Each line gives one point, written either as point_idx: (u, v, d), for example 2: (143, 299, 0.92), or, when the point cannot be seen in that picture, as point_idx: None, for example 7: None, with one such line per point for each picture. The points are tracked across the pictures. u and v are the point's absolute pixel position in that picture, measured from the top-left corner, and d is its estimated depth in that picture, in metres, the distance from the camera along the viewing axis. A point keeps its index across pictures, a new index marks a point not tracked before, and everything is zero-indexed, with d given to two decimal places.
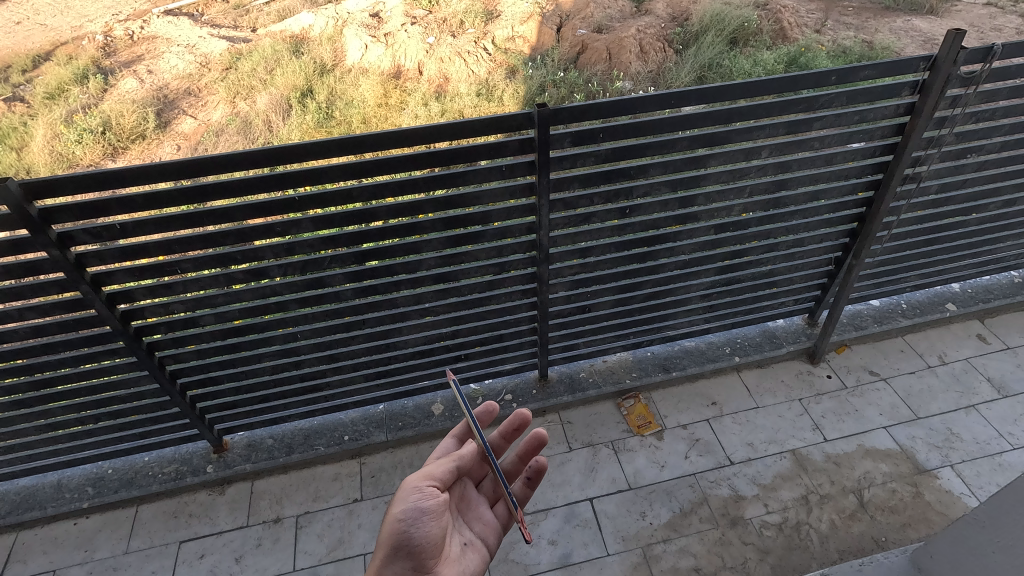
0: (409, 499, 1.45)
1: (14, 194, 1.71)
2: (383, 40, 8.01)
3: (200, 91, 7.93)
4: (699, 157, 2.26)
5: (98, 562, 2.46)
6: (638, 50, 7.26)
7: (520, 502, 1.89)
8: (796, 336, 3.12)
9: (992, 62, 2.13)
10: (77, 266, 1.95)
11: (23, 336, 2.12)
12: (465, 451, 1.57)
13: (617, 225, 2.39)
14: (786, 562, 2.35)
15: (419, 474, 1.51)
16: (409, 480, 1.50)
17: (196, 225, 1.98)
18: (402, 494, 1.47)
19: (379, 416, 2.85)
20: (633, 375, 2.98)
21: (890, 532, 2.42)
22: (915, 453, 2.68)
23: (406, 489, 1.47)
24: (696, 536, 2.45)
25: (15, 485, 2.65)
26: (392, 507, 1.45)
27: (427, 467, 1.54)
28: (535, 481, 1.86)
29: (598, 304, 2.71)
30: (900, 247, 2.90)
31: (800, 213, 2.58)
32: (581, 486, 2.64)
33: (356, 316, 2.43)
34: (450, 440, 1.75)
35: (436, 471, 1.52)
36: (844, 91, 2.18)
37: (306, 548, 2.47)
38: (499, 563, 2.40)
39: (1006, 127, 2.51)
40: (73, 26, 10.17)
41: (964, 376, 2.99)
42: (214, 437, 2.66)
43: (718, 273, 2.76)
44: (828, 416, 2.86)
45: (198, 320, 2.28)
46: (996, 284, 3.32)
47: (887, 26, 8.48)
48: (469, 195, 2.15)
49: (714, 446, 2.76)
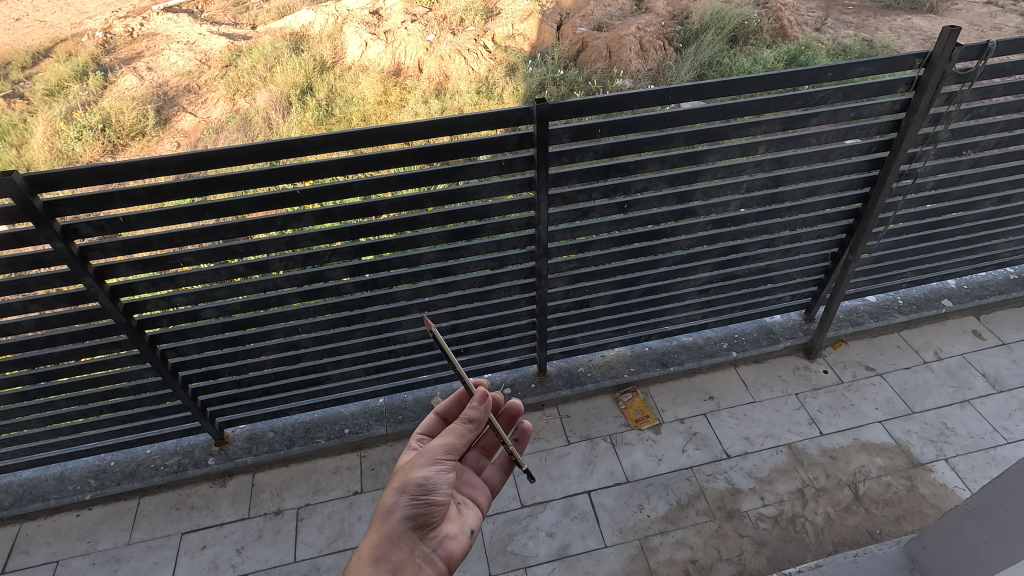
0: (430, 468, 1.46)
1: (18, 187, 1.72)
2: (383, 38, 8.03)
3: (200, 88, 7.94)
4: (697, 152, 2.28)
5: (100, 553, 2.48)
6: (638, 48, 7.27)
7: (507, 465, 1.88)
8: (793, 332, 3.14)
9: (986, 59, 2.14)
10: (81, 258, 1.97)
11: (27, 329, 2.15)
12: (480, 417, 1.52)
13: (616, 220, 2.42)
14: (781, 554, 2.38)
15: (438, 443, 1.49)
16: (427, 448, 1.49)
17: (197, 218, 2.00)
18: (421, 460, 1.47)
19: (379, 410, 2.87)
20: (631, 370, 3.00)
21: (885, 524, 2.45)
22: (910, 447, 2.71)
23: (426, 458, 1.47)
24: (693, 528, 2.47)
25: (18, 477, 2.67)
26: (409, 472, 1.45)
27: (444, 432, 1.51)
28: (522, 443, 1.88)
29: (596, 299, 2.74)
30: (896, 244, 2.92)
31: (797, 209, 2.61)
32: (579, 479, 2.66)
33: (355, 310, 2.45)
34: (433, 417, 1.80)
35: (456, 441, 1.50)
36: (841, 87, 2.19)
37: (307, 539, 2.49)
38: (498, 554, 2.42)
39: (1002, 124, 2.53)
40: (72, 23, 10.16)
41: (959, 371, 3.02)
42: (216, 430, 2.69)
43: (715, 268, 2.78)
44: (824, 410, 2.88)
45: (200, 313, 2.31)
46: (992, 281, 3.34)
47: (887, 25, 8.49)
48: (469, 189, 2.17)
49: (711, 440, 2.78)
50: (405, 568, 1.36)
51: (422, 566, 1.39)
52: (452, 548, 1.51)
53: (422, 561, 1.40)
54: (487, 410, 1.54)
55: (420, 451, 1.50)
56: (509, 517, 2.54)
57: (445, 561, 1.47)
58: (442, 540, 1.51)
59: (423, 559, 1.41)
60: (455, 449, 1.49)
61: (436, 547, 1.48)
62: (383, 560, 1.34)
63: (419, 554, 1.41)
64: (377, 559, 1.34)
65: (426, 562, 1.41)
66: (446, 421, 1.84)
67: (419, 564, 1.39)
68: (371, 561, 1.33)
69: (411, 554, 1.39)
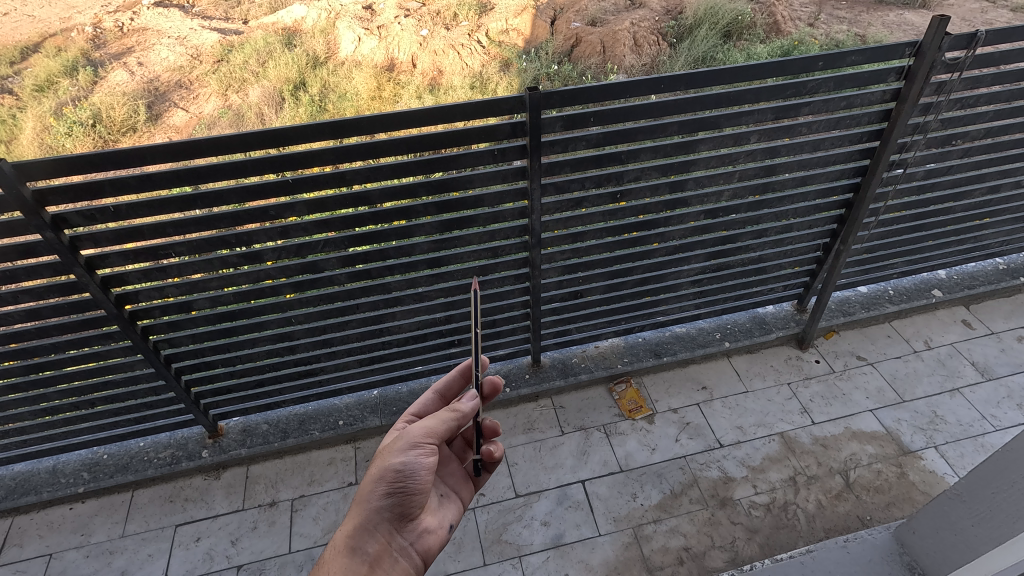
0: (408, 453, 1.39)
1: (8, 177, 1.71)
2: (376, 33, 7.98)
3: (192, 83, 7.89)
4: (689, 142, 2.29)
5: (94, 546, 2.48)
6: (632, 42, 7.26)
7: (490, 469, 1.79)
8: (785, 322, 3.17)
9: (975, 48, 2.16)
10: (71, 248, 1.96)
11: (18, 320, 2.14)
12: (466, 410, 1.46)
13: (610, 210, 2.43)
14: (773, 541, 2.40)
15: (417, 427, 1.43)
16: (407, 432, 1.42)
17: (188, 207, 1.98)
18: (398, 445, 1.41)
19: (373, 401, 2.88)
20: (624, 361, 3.02)
21: (876, 511, 2.47)
22: (900, 435, 2.73)
23: (403, 443, 1.41)
24: (686, 516, 2.49)
25: (11, 471, 2.66)
26: (387, 458, 1.39)
27: (427, 417, 1.46)
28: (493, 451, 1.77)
29: (589, 290, 2.75)
30: (887, 234, 2.95)
31: (789, 199, 2.62)
32: (573, 469, 2.68)
33: (349, 300, 2.45)
34: (432, 396, 1.76)
35: (437, 426, 1.43)
36: (832, 77, 2.21)
37: (303, 530, 2.49)
38: (492, 543, 2.43)
39: (990, 114, 2.56)
40: (62, 18, 10.00)
41: (948, 361, 3.05)
42: (209, 423, 2.68)
43: (708, 259, 2.80)
44: (816, 399, 2.91)
45: (192, 304, 2.30)
46: (982, 271, 3.38)
47: (880, 20, 8.52)
48: (462, 178, 2.17)
49: (704, 430, 2.80)
50: (380, 561, 1.34)
51: (398, 560, 1.37)
52: (429, 542, 1.48)
53: (399, 554, 1.38)
54: (477, 407, 1.48)
55: (400, 435, 1.44)
56: (504, 506, 2.55)
57: (421, 556, 1.44)
58: (422, 533, 1.47)
59: (399, 552, 1.38)
60: (435, 433, 1.42)
61: (414, 541, 1.45)
62: (358, 551, 1.32)
63: (396, 546, 1.39)
64: (351, 550, 1.32)
65: (403, 555, 1.38)
66: (444, 400, 1.79)
67: (395, 557, 1.36)
68: (346, 551, 1.32)
69: (388, 546, 1.37)
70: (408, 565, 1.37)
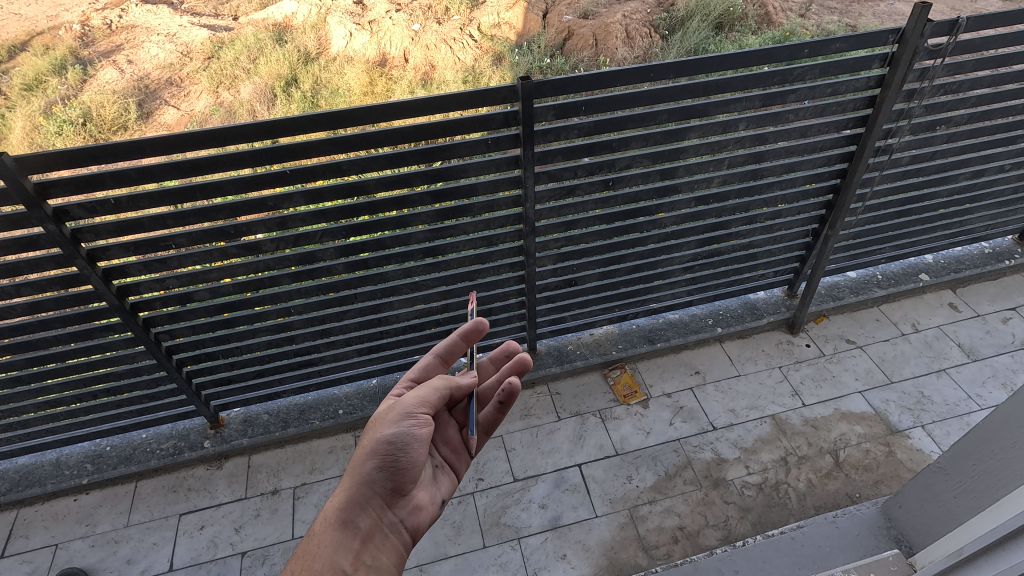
0: (401, 424, 1.43)
1: (10, 169, 1.73)
2: (368, 28, 7.95)
3: (183, 81, 7.87)
4: (679, 130, 2.34)
5: (99, 535, 2.52)
6: (624, 35, 7.28)
7: (487, 427, 1.74)
8: (775, 308, 3.22)
9: (958, 34, 2.21)
10: (72, 240, 1.98)
11: (21, 313, 2.17)
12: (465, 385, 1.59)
13: (602, 198, 2.47)
14: (764, 519, 2.46)
15: (410, 398, 1.48)
16: (399, 404, 1.47)
17: (189, 199, 2.02)
18: (391, 418, 1.45)
19: (372, 390, 2.93)
20: (619, 347, 3.07)
21: (865, 488, 2.54)
22: (888, 416, 2.80)
23: (396, 414, 1.44)
24: (680, 496, 2.55)
25: (14, 464, 2.69)
26: (380, 428, 1.43)
27: (418, 387, 1.52)
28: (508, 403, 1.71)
29: (584, 278, 2.80)
30: (874, 219, 3.01)
31: (777, 185, 2.67)
32: (570, 453, 2.73)
33: (347, 291, 2.49)
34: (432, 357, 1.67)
35: (427, 397, 1.50)
36: (818, 64, 2.26)
37: (304, 517, 2.54)
38: (491, 526, 2.49)
39: (972, 100, 2.62)
40: (50, 16, 9.90)
41: (936, 342, 3.12)
42: (210, 414, 2.72)
43: (699, 246, 2.85)
44: (806, 382, 2.98)
45: (193, 295, 2.34)
46: (967, 255, 3.45)
47: (870, 10, 8.57)
48: (457, 168, 2.20)
49: (697, 413, 2.86)
50: (371, 537, 1.33)
51: (388, 536, 1.36)
52: (420, 519, 1.48)
53: (389, 530, 1.38)
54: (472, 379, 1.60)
55: (392, 407, 1.48)
56: (502, 491, 2.60)
57: (411, 532, 1.44)
58: (413, 510, 1.47)
59: (390, 528, 1.38)
60: (428, 403, 1.49)
61: (405, 517, 1.44)
62: (350, 525, 1.31)
63: (387, 522, 1.39)
64: (343, 524, 1.30)
65: (393, 532, 1.38)
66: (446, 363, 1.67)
67: (386, 533, 1.36)
68: (337, 524, 1.30)
69: (379, 521, 1.36)
70: (398, 540, 1.37)
